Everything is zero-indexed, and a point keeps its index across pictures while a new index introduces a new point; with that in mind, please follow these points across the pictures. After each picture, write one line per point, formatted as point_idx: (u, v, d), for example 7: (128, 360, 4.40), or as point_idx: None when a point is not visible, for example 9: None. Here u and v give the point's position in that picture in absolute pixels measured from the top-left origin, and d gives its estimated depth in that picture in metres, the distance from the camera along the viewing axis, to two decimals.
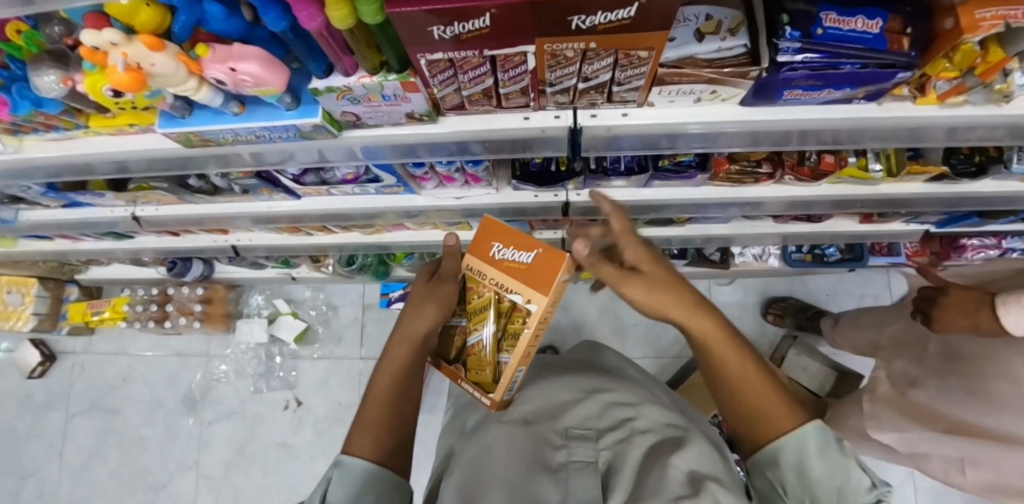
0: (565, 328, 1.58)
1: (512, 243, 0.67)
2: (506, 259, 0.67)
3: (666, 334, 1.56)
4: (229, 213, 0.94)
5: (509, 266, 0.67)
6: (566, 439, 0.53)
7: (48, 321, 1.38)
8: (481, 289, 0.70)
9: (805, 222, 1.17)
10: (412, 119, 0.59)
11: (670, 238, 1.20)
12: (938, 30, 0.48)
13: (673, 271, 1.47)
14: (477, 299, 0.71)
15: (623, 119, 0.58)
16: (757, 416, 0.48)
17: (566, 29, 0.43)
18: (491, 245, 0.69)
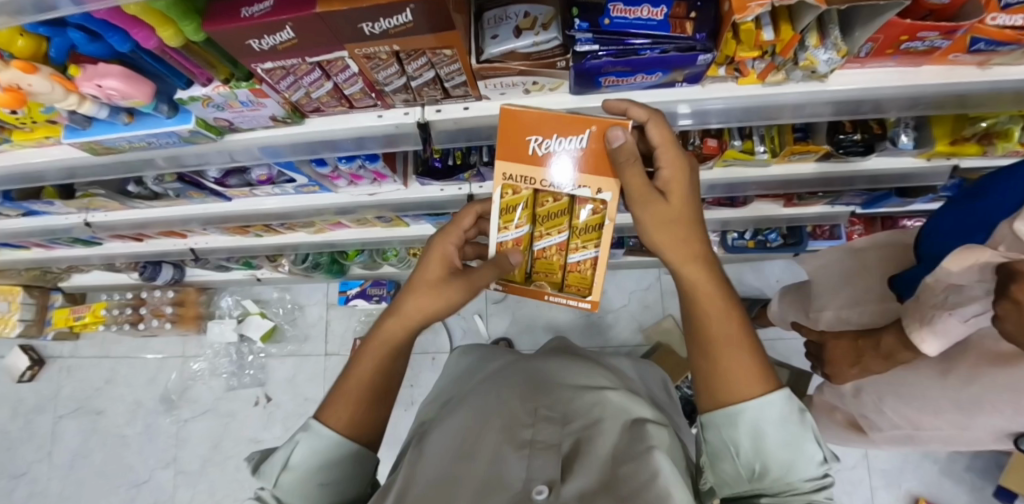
0: (523, 321, 1.62)
1: (551, 127, 0.54)
2: (558, 147, 0.55)
3: (623, 325, 1.58)
4: (171, 216, 1.03)
5: (560, 158, 0.55)
6: (535, 418, 0.53)
7: (34, 327, 1.51)
8: (520, 188, 0.58)
9: (732, 206, 1.19)
10: (280, 122, 0.67)
11: None
12: (720, 13, 0.53)
13: (621, 260, 1.50)
14: (510, 196, 0.59)
15: (464, 113, 0.64)
16: (708, 373, 0.43)
17: (364, 35, 0.49)
18: (528, 135, 0.55)
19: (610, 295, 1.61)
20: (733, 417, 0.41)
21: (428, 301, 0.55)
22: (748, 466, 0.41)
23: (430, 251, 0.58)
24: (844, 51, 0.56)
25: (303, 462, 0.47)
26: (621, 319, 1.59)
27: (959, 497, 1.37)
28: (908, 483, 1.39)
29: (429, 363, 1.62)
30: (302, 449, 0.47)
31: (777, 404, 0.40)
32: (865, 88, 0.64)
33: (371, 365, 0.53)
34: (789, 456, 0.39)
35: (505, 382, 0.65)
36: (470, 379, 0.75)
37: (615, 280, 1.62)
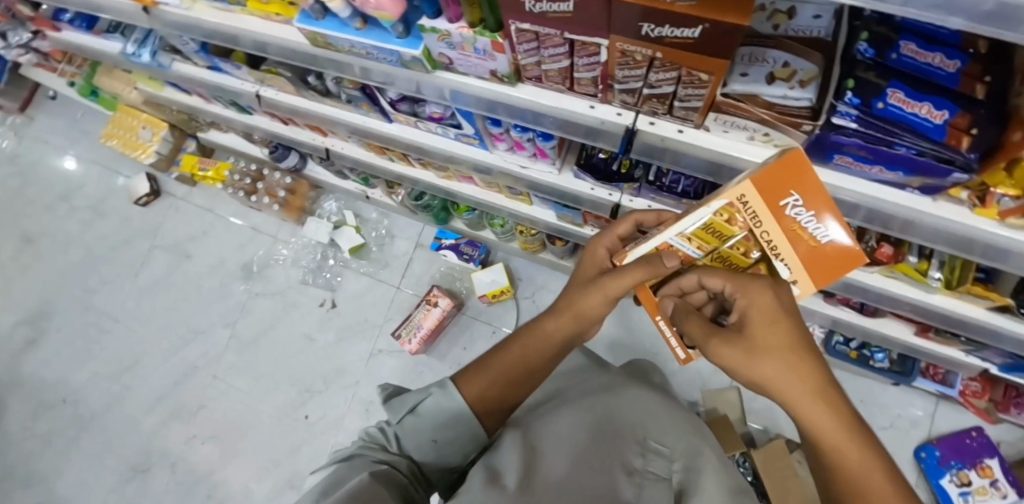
0: None
1: (822, 203, 0.46)
2: (804, 225, 0.49)
3: (680, 377, 1.53)
4: (331, 117, 1.07)
5: (795, 233, 0.49)
6: (644, 448, 0.48)
7: (164, 162, 1.67)
8: (737, 219, 0.51)
9: (858, 311, 1.11)
10: (495, 78, 0.67)
11: None
12: (1004, 141, 0.46)
13: None
14: (722, 219, 0.52)
15: (677, 135, 0.62)
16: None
17: (638, 33, 0.48)
18: (787, 194, 0.47)
19: None
20: None
21: (583, 301, 0.62)
22: None
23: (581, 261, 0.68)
24: None
25: (430, 411, 0.51)
26: (680, 371, 1.54)
27: None
28: None
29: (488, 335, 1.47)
30: (433, 400, 0.53)
31: None
32: None
33: (518, 352, 0.60)
34: None
35: (610, 395, 0.59)
36: (573, 379, 0.70)
37: None
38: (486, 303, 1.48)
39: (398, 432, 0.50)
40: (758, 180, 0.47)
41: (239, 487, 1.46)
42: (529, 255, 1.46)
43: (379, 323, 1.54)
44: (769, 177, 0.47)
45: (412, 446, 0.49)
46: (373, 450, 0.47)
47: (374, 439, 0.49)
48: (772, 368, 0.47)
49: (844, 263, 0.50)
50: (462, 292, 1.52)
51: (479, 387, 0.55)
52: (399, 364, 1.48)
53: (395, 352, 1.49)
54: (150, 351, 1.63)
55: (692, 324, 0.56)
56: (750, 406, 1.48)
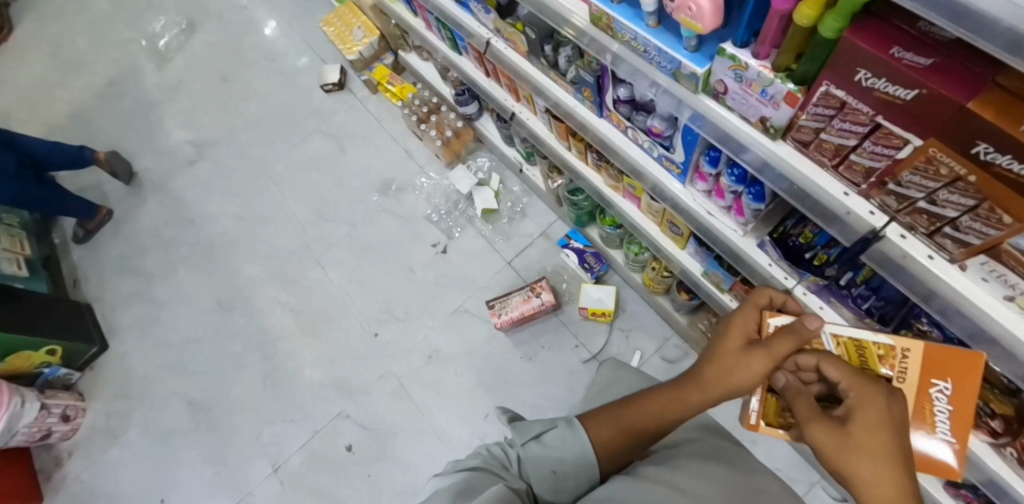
0: None
1: (961, 401, 0.56)
2: (934, 409, 0.57)
3: None
4: (536, 86, 1.04)
5: (919, 413, 0.57)
6: None
7: (361, 63, 1.83)
8: (884, 361, 0.60)
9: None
10: (759, 124, 0.64)
11: None
12: None
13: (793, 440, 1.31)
14: (877, 352, 0.60)
15: (926, 260, 0.56)
16: None
17: (966, 149, 0.43)
18: (942, 378, 0.57)
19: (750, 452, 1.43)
20: None
21: (733, 376, 0.56)
22: None
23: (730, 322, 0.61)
24: None
25: (555, 444, 0.51)
26: None
27: None
28: None
29: (569, 348, 1.46)
30: (557, 433, 0.52)
31: None
32: None
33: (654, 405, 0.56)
34: None
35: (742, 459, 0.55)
36: (694, 423, 0.65)
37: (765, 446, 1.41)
38: (582, 316, 1.46)
39: (519, 455, 0.51)
40: (929, 348, 0.58)
41: (296, 363, 1.59)
42: (645, 293, 1.41)
43: (478, 286, 1.58)
44: (943, 352, 0.57)
45: (535, 474, 0.49)
46: (495, 467, 0.49)
47: (495, 455, 0.52)
48: (862, 471, 0.44)
49: (936, 466, 0.57)
50: (563, 296, 1.51)
51: (606, 433, 0.54)
52: (478, 332, 1.52)
53: (479, 318, 1.54)
54: (277, 213, 1.81)
55: (795, 398, 0.54)
56: None
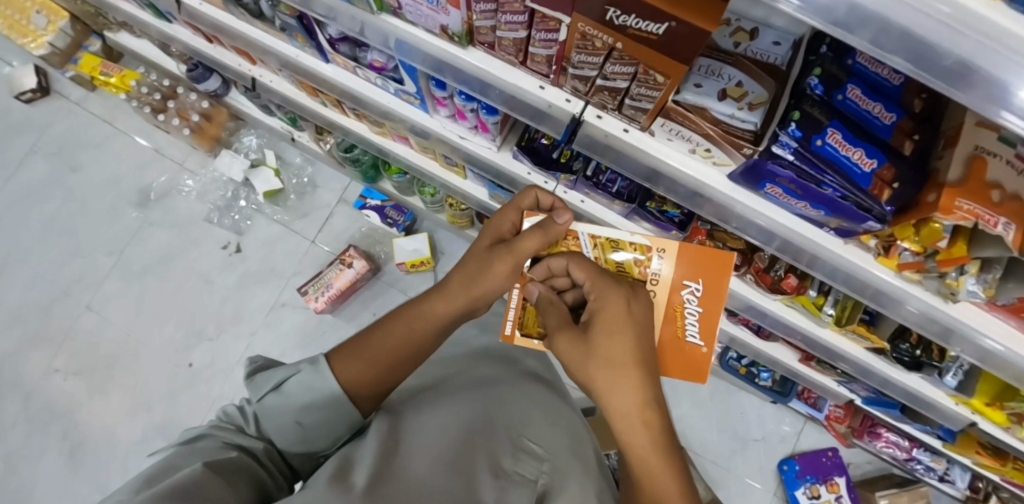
0: None
1: (705, 296, 0.62)
2: (686, 312, 0.62)
3: None
4: (261, 44, 0.95)
5: (673, 314, 0.63)
6: (514, 448, 0.46)
7: (58, 58, 1.44)
8: (641, 262, 0.63)
9: (753, 332, 1.19)
10: (445, 34, 0.62)
11: None
12: (919, 199, 0.50)
13: None
14: (635, 253, 0.63)
15: (622, 134, 0.62)
16: None
17: (602, 17, 0.44)
18: (693, 278, 0.62)
19: None
20: None
21: (481, 279, 0.57)
22: None
23: (486, 224, 0.63)
24: (990, 292, 0.55)
25: (296, 393, 0.43)
26: None
27: None
28: None
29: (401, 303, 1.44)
30: (299, 380, 0.44)
31: None
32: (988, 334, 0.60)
33: (401, 331, 0.52)
34: None
35: (495, 396, 0.57)
36: (472, 369, 0.67)
37: None
38: (404, 271, 1.43)
39: (257, 412, 0.43)
40: (685, 247, 0.62)
41: (101, 426, 1.36)
42: (455, 230, 1.44)
43: (288, 275, 1.46)
44: (694, 252, 0.62)
45: (272, 429, 0.42)
46: (227, 431, 0.40)
47: (231, 421, 0.43)
48: (599, 376, 0.49)
49: (689, 366, 0.63)
50: (381, 257, 1.47)
51: (357, 370, 0.46)
52: (299, 318, 1.41)
53: (300, 308, 1.43)
54: (13, 267, 1.45)
55: (554, 325, 0.56)
56: None
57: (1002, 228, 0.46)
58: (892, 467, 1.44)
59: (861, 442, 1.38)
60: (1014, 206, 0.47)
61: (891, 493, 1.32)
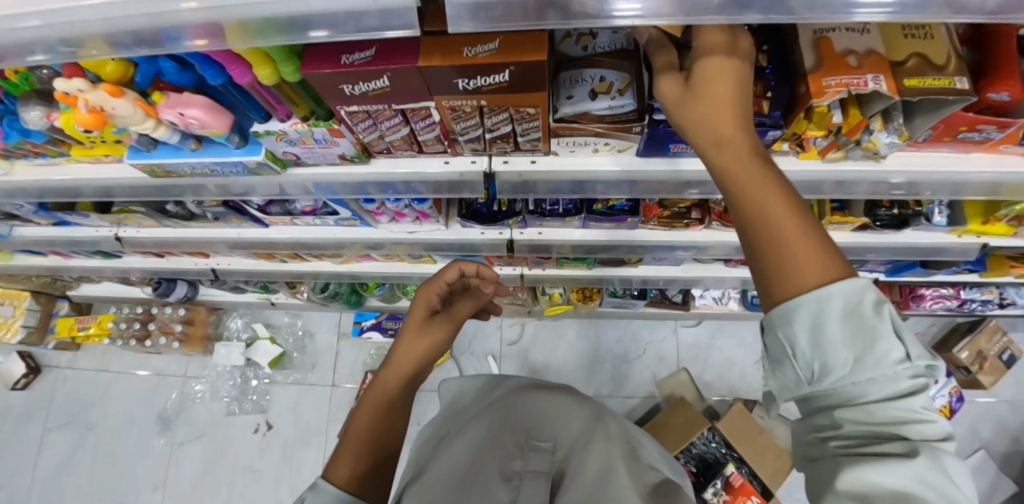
0: (532, 364, 1.61)
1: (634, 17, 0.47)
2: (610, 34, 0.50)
3: (633, 372, 1.58)
4: (204, 237, 1.02)
5: None
6: (527, 459, 0.49)
7: (36, 335, 1.50)
8: None
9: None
10: (346, 160, 0.68)
11: (628, 278, 1.24)
12: (795, 95, 0.54)
13: (636, 311, 1.53)
14: None
15: (531, 166, 0.68)
16: (770, 263, 0.32)
17: (456, 89, 0.50)
18: None
19: (622, 343, 1.62)
20: (788, 313, 0.31)
21: (418, 340, 0.65)
22: (808, 370, 0.32)
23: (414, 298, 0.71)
24: (904, 137, 0.59)
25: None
26: (635, 369, 1.59)
27: None
28: None
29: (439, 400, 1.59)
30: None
31: (838, 294, 0.30)
32: (928, 170, 0.66)
33: (369, 408, 0.55)
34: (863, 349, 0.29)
35: (503, 405, 0.61)
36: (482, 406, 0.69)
37: (628, 328, 1.63)
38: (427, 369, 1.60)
39: None
40: None
41: None
42: None
43: (325, 426, 1.46)
44: None
45: None
46: None
47: None
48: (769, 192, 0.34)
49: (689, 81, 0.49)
50: None
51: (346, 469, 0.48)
52: None
53: None
54: None
55: (705, 69, 0.38)
56: (703, 378, 1.56)
57: (872, 83, 0.49)
58: (954, 318, 1.42)
59: (912, 310, 1.36)
60: (872, 62, 0.51)
61: (959, 349, 1.33)
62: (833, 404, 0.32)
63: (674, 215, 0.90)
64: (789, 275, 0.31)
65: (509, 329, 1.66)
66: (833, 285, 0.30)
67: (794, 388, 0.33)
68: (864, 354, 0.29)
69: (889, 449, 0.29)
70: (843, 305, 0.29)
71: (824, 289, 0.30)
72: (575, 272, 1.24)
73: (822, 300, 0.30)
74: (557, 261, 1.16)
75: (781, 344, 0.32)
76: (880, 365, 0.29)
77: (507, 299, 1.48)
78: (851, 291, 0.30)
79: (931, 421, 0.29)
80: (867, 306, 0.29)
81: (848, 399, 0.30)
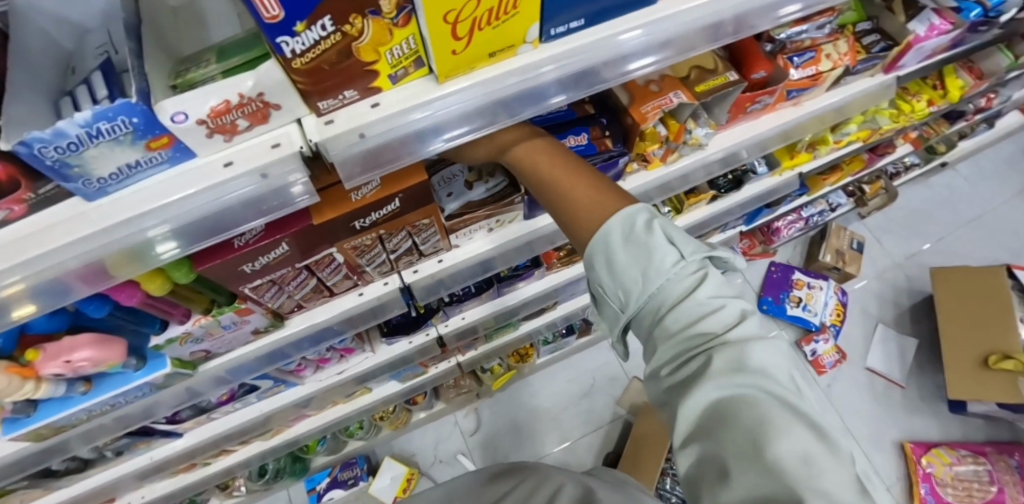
0: (505, 441, 1.53)
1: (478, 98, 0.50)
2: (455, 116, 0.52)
3: (595, 403, 1.57)
4: (107, 481, 0.86)
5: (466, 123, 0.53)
6: None
7: None
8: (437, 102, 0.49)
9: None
10: (259, 333, 0.66)
11: (552, 321, 1.28)
12: (625, 126, 0.68)
13: (569, 346, 1.55)
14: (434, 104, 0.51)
15: (440, 265, 0.72)
16: (571, 223, 0.46)
17: (353, 230, 0.53)
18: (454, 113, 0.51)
19: (575, 382, 1.60)
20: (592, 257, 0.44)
21: None
22: (620, 299, 0.43)
23: None
24: (713, 125, 0.76)
25: None
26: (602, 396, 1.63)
27: (936, 431, 1.48)
28: (890, 434, 1.49)
29: None
30: None
31: (615, 229, 0.43)
32: (735, 142, 0.84)
33: None
34: (642, 263, 0.41)
35: None
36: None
37: (573, 364, 1.62)
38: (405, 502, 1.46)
39: None
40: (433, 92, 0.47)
41: None
42: (404, 427, 1.48)
43: None
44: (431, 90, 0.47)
45: None
46: None
47: None
48: (559, 183, 0.48)
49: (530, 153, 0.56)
50: None
51: None
52: None
53: None
54: None
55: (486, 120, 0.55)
56: None
57: (675, 98, 0.64)
58: (808, 234, 1.72)
59: (778, 241, 1.62)
60: (667, 83, 0.66)
61: (823, 256, 1.60)
62: (654, 322, 0.42)
63: (570, 252, 0.98)
64: (585, 229, 0.45)
65: (465, 420, 1.56)
66: (612, 223, 0.43)
67: (620, 318, 0.44)
68: (648, 267, 0.41)
69: (693, 338, 0.39)
70: (620, 238, 0.42)
71: (604, 231, 0.43)
72: (507, 337, 1.26)
73: (604, 240, 0.43)
74: (486, 336, 1.18)
75: (599, 285, 0.44)
76: (660, 271, 0.41)
77: (453, 391, 1.45)
78: (623, 223, 0.43)
79: (719, 309, 0.39)
80: (638, 231, 0.42)
81: (659, 312, 0.42)
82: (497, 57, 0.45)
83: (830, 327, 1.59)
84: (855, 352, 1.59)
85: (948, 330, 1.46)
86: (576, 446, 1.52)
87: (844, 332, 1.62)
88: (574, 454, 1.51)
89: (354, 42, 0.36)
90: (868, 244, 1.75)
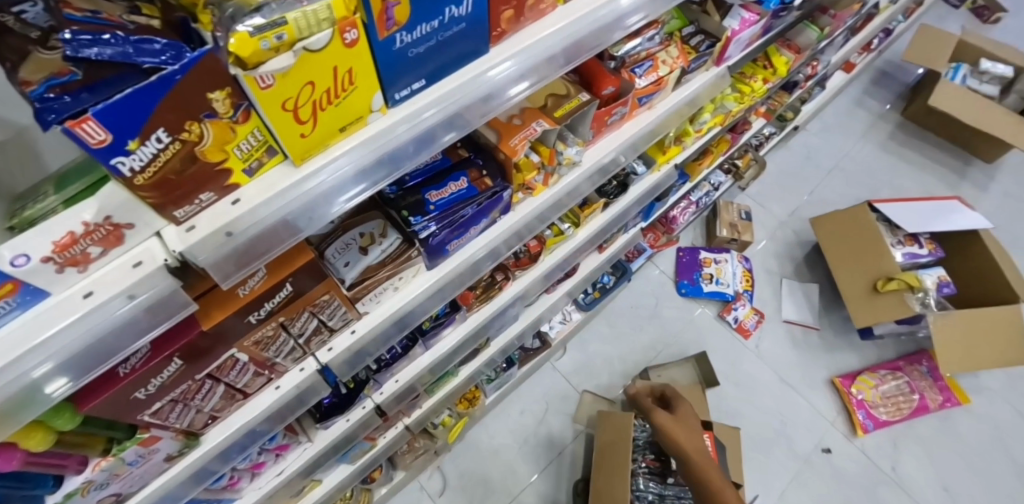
0: (479, 491, 1.50)
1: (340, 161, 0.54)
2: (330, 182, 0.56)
3: (558, 421, 1.60)
4: None
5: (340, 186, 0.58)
6: None
7: None
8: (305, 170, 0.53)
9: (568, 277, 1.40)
10: (175, 458, 0.62)
11: (490, 359, 1.30)
12: (500, 162, 0.73)
13: (513, 379, 1.54)
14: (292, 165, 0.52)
15: (354, 336, 0.72)
16: None
17: (248, 325, 0.54)
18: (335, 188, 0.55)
19: (528, 412, 1.61)
20: None
21: None
22: None
23: None
24: (581, 143, 0.83)
25: None
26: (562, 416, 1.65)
27: (853, 358, 1.67)
28: (818, 373, 1.64)
29: None
30: None
31: None
32: (607, 151, 0.93)
33: None
34: None
35: None
36: None
37: (522, 395, 1.64)
38: None
39: None
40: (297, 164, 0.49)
41: None
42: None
43: None
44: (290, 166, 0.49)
45: None
46: None
47: None
48: None
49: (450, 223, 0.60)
50: None
51: None
52: None
53: None
54: None
55: None
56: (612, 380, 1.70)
57: (538, 128, 0.71)
58: (704, 214, 1.91)
59: (680, 227, 1.76)
60: (527, 115, 0.73)
61: (720, 231, 1.77)
62: None
63: (486, 289, 1.03)
64: None
65: (430, 482, 1.51)
66: None
67: None
68: None
69: None
70: None
71: None
72: (450, 386, 1.26)
73: None
74: (427, 390, 1.18)
75: None
76: None
77: (410, 456, 1.37)
78: None
79: None
80: None
81: None
82: (349, 130, 0.48)
83: (744, 293, 1.76)
84: (771, 308, 1.76)
85: (840, 269, 1.64)
86: (547, 474, 1.53)
87: (756, 293, 1.78)
88: (545, 483, 1.52)
89: (196, 146, 0.37)
90: (755, 211, 1.96)
